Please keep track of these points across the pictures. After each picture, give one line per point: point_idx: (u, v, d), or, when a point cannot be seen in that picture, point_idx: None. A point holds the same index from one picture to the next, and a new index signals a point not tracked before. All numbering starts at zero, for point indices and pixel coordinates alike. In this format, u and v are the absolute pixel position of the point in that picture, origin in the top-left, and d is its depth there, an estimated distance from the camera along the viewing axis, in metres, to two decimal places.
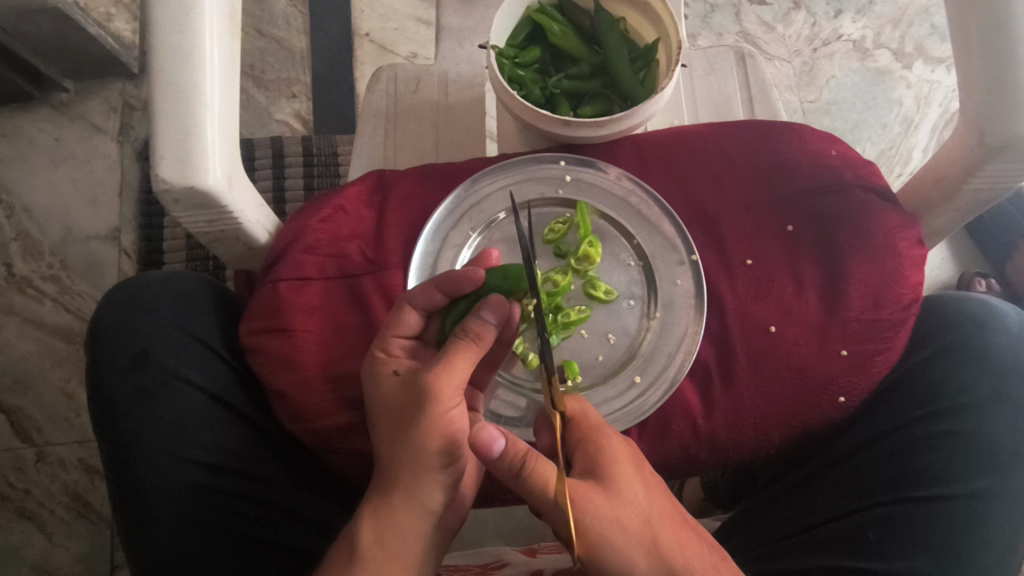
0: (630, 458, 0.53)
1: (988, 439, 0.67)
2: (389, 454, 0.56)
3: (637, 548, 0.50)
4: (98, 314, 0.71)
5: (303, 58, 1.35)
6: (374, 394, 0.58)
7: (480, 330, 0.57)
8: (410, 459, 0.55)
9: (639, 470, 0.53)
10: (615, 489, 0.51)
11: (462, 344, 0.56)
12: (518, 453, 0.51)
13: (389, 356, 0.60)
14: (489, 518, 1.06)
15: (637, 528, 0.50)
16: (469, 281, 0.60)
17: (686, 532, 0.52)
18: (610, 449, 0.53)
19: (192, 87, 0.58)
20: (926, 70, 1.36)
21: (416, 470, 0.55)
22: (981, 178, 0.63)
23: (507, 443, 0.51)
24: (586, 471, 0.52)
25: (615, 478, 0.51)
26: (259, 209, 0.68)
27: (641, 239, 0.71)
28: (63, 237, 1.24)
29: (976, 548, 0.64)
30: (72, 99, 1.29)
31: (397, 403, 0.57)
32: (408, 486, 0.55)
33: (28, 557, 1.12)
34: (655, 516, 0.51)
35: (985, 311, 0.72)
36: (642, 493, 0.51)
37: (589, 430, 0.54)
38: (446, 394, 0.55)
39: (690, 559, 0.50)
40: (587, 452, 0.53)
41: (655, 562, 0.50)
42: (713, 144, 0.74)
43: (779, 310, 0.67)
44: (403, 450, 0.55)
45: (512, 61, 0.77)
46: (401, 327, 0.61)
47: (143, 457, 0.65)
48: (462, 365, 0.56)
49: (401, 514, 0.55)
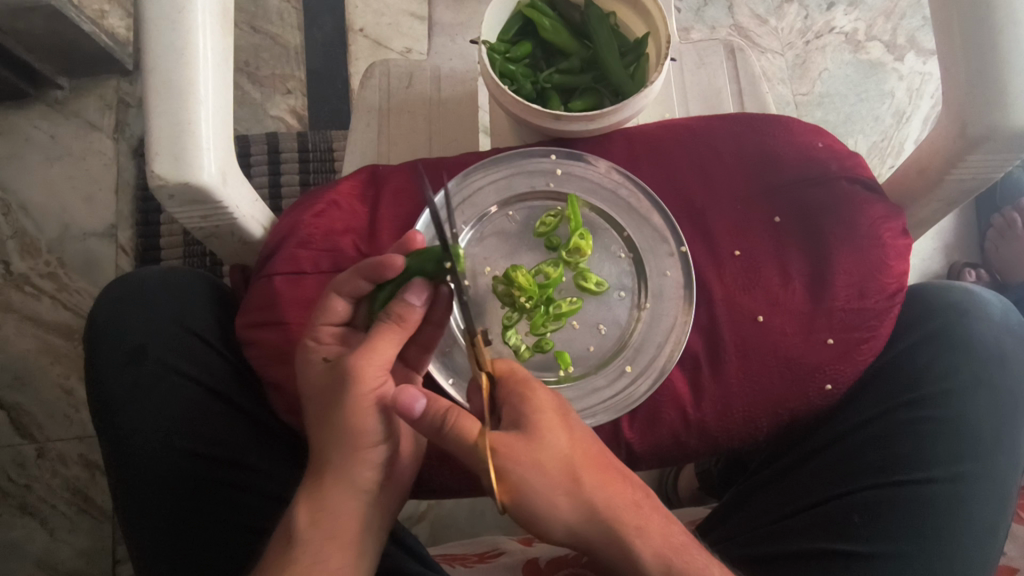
0: (556, 410, 0.55)
1: (970, 423, 0.68)
2: (318, 438, 0.58)
3: (558, 490, 0.52)
4: (95, 310, 0.72)
5: (297, 54, 1.36)
6: (303, 379, 0.60)
7: (403, 312, 0.58)
8: (337, 442, 0.57)
9: (564, 419, 0.55)
10: (538, 436, 0.53)
11: (386, 327, 0.58)
12: (439, 410, 0.54)
13: (319, 343, 0.61)
14: (486, 509, 1.08)
15: (558, 470, 0.52)
16: (389, 268, 0.59)
17: (610, 474, 0.54)
18: (536, 399, 0.54)
19: (186, 85, 0.59)
20: (917, 62, 1.37)
21: (343, 452, 0.57)
22: (964, 168, 0.64)
23: (428, 403, 0.54)
24: (512, 424, 0.54)
25: (538, 426, 0.53)
26: (253, 205, 0.69)
27: (631, 232, 0.72)
28: (60, 234, 1.24)
29: (958, 530, 0.65)
30: (68, 96, 1.29)
31: (323, 388, 0.58)
32: (338, 467, 0.57)
33: (30, 552, 1.13)
34: (577, 459, 0.53)
35: (968, 299, 0.73)
36: (565, 440, 0.53)
37: (514, 386, 0.55)
38: (367, 376, 0.57)
39: (611, 498, 0.53)
40: (513, 406, 0.54)
41: (576, 501, 0.52)
42: (701, 137, 0.74)
43: (765, 300, 0.68)
44: (330, 434, 0.57)
45: (503, 56, 0.77)
46: (332, 315, 0.62)
47: (142, 449, 0.67)
48: (384, 347, 0.57)
49: (333, 497, 0.56)
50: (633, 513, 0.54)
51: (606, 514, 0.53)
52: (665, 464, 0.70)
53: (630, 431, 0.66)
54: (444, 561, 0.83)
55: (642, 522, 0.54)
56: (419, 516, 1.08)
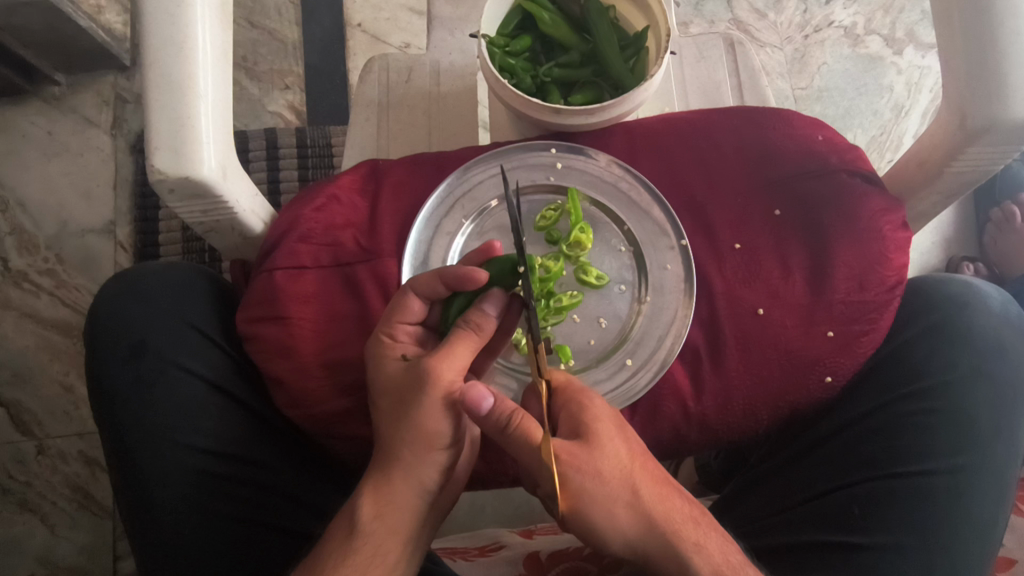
0: (613, 420, 0.56)
1: (970, 415, 0.69)
2: (389, 434, 0.58)
3: (618, 501, 0.53)
4: (94, 306, 0.71)
5: (295, 49, 1.35)
6: (376, 375, 0.60)
7: (480, 321, 0.59)
8: (412, 439, 0.57)
9: (624, 431, 0.56)
10: (598, 446, 0.54)
11: (464, 333, 0.58)
12: (506, 410, 0.55)
13: (395, 341, 0.61)
14: (487, 504, 1.08)
15: (617, 481, 0.53)
16: (470, 281, 0.61)
17: (667, 489, 0.55)
18: (596, 411, 0.56)
19: (185, 79, 0.59)
20: (917, 56, 1.37)
21: (416, 449, 0.57)
22: (964, 160, 0.64)
23: (495, 401, 0.55)
24: (572, 434, 0.56)
25: (598, 437, 0.54)
26: (253, 199, 0.68)
27: (631, 225, 0.72)
28: (59, 231, 1.24)
29: (958, 521, 0.65)
30: (65, 92, 1.29)
31: (400, 385, 0.58)
32: (408, 463, 0.57)
33: (31, 548, 1.13)
34: (636, 471, 0.54)
35: (967, 292, 0.74)
36: (625, 450, 0.55)
37: (575, 395, 0.57)
38: (447, 380, 0.57)
39: (668, 511, 0.54)
40: (572, 415, 0.57)
41: (634, 513, 0.54)
42: (701, 130, 0.74)
43: (766, 293, 0.68)
44: (405, 431, 0.57)
45: (503, 50, 0.77)
46: (406, 316, 0.62)
47: (144, 444, 0.67)
48: (464, 353, 0.58)
49: (399, 492, 0.57)
50: (690, 526, 0.54)
51: (664, 528, 0.53)
52: (666, 457, 0.70)
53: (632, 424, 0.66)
54: (445, 555, 0.84)
55: (699, 538, 0.54)
56: None
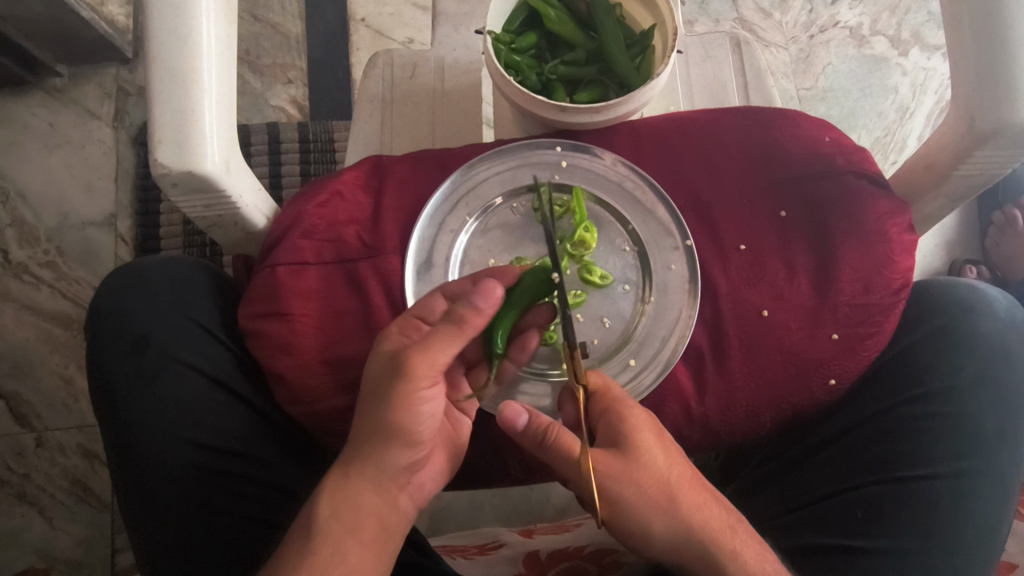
0: (650, 426, 0.56)
1: (974, 420, 0.68)
2: (366, 419, 0.56)
3: (656, 509, 0.54)
4: (97, 299, 0.71)
5: (299, 43, 1.35)
6: (361, 366, 0.59)
7: (467, 313, 0.57)
8: (388, 425, 0.55)
9: (661, 437, 0.56)
10: (636, 455, 0.55)
11: (449, 324, 0.57)
12: (541, 426, 0.56)
13: (400, 335, 0.59)
14: (485, 501, 1.08)
15: (655, 489, 0.54)
16: (507, 274, 0.63)
17: (704, 496, 0.56)
18: (633, 419, 0.56)
19: (188, 72, 0.59)
20: (922, 58, 1.36)
21: (378, 443, 0.55)
22: (972, 164, 0.64)
23: (530, 418, 0.57)
24: (608, 442, 0.56)
25: (636, 446, 0.55)
26: (256, 194, 0.68)
27: (635, 225, 0.72)
28: (59, 223, 1.24)
29: (961, 526, 0.65)
30: (66, 83, 1.28)
31: (375, 377, 0.57)
32: (379, 450, 0.55)
33: (29, 540, 1.13)
34: (674, 480, 0.55)
35: (972, 296, 0.73)
36: (663, 459, 0.55)
37: (611, 402, 0.58)
38: (419, 372, 0.56)
39: (706, 518, 0.55)
40: (609, 423, 0.57)
41: (672, 520, 0.54)
42: (707, 130, 0.74)
43: (770, 295, 0.68)
44: (369, 424, 0.55)
45: (509, 47, 0.77)
46: (422, 310, 0.61)
47: (145, 438, 0.66)
48: (440, 349, 0.56)
49: (359, 490, 0.55)
50: (729, 534, 0.54)
51: (701, 535, 0.54)
52: None
53: None
54: (444, 553, 0.83)
55: (737, 545, 0.54)
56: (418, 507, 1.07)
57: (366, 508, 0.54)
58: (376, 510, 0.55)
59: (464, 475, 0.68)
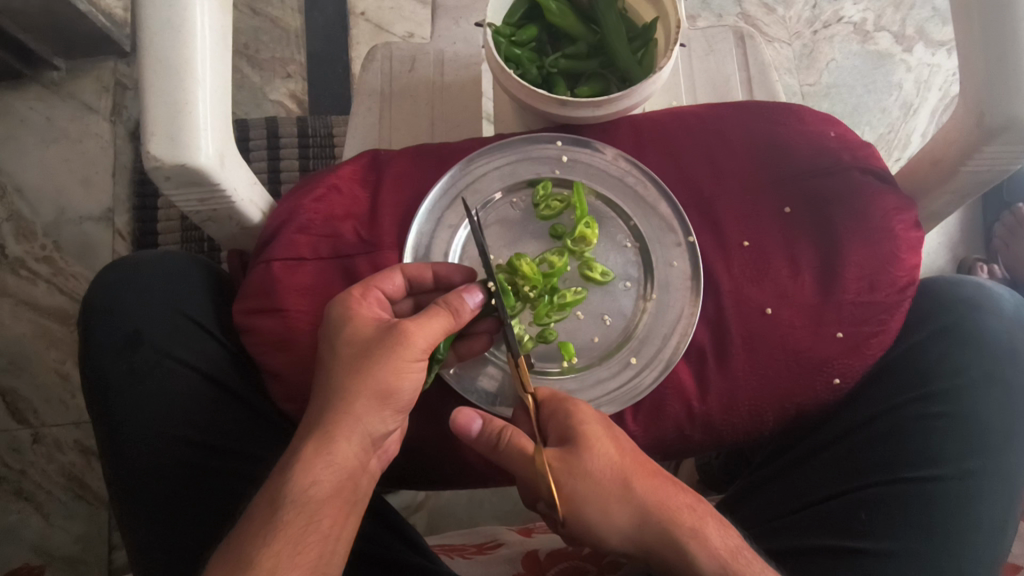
0: (601, 421, 0.56)
1: (980, 420, 0.67)
2: (342, 382, 0.53)
3: (610, 496, 0.53)
4: (89, 294, 0.70)
5: (297, 37, 1.33)
6: (344, 327, 0.56)
7: (460, 306, 0.57)
8: (367, 392, 0.53)
9: (610, 429, 0.56)
10: (586, 446, 0.54)
11: (442, 311, 0.56)
12: (495, 429, 0.56)
13: (364, 300, 0.58)
14: (485, 500, 1.07)
15: (608, 475, 0.53)
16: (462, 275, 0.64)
17: (659, 481, 0.54)
18: (581, 411, 0.56)
19: (183, 64, 0.58)
20: (926, 54, 1.35)
21: (367, 407, 0.53)
22: (980, 159, 0.63)
23: (484, 423, 0.56)
24: (561, 440, 0.55)
25: (586, 437, 0.54)
26: (252, 188, 0.67)
27: (637, 221, 0.70)
28: (56, 218, 1.23)
29: (966, 528, 0.64)
30: (64, 77, 1.27)
31: (369, 343, 0.54)
32: (355, 416, 0.53)
33: (27, 537, 1.12)
34: (627, 466, 0.54)
35: (980, 294, 0.72)
36: (613, 450, 0.54)
37: (560, 403, 0.58)
38: (418, 347, 0.54)
39: (664, 500, 0.53)
40: (559, 421, 0.57)
41: (629, 504, 0.53)
42: (711, 125, 0.73)
43: (774, 292, 0.67)
44: (362, 386, 0.53)
45: (509, 40, 0.75)
46: (386, 285, 0.61)
47: (137, 434, 0.66)
48: (440, 328, 0.56)
49: (342, 451, 0.52)
50: (686, 511, 0.53)
51: (658, 515, 0.53)
52: (669, 458, 0.68)
53: (635, 424, 0.65)
54: (443, 552, 0.83)
55: (697, 522, 0.53)
56: (417, 505, 1.06)
57: (344, 471, 0.52)
58: (352, 472, 0.52)
59: (462, 474, 0.67)
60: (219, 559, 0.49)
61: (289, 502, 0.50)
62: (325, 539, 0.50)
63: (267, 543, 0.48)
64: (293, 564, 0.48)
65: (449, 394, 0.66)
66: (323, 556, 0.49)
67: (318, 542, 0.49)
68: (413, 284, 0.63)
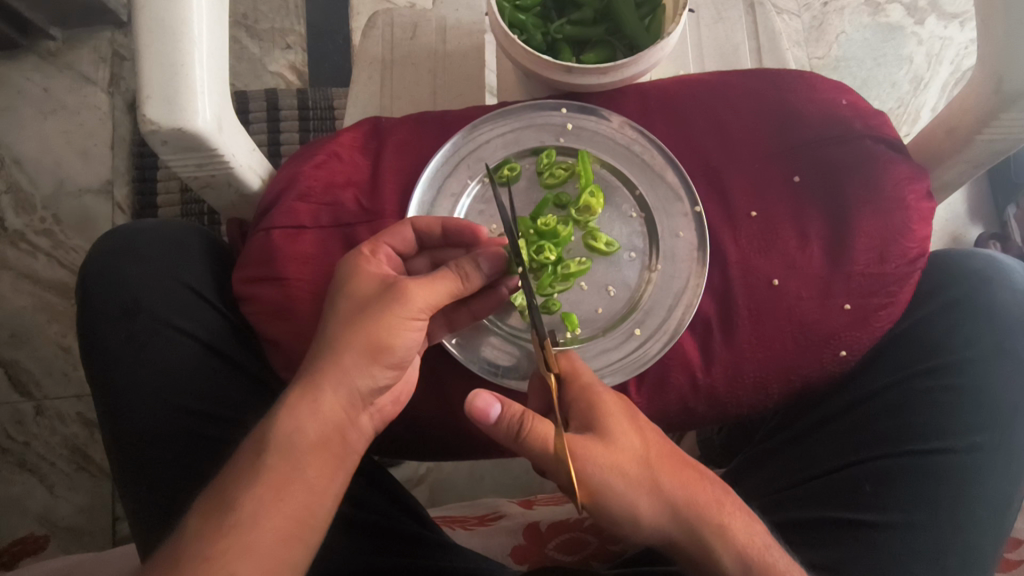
0: (621, 408, 0.54)
1: (990, 391, 0.67)
2: (334, 336, 0.53)
3: (640, 491, 0.52)
4: (86, 264, 0.70)
5: (297, 6, 1.30)
6: (349, 280, 0.55)
7: (469, 271, 0.58)
8: (359, 346, 0.52)
9: (635, 420, 0.54)
10: (613, 439, 0.52)
11: (449, 273, 0.57)
12: (515, 415, 0.52)
13: (373, 257, 0.57)
14: (486, 474, 1.07)
15: (636, 472, 0.52)
16: (473, 235, 0.62)
17: (687, 473, 0.54)
18: (606, 404, 0.53)
19: (178, 24, 0.56)
20: (938, 27, 1.32)
21: (357, 358, 0.52)
22: (997, 127, 0.61)
23: (503, 408, 0.52)
24: (584, 427, 0.53)
25: (611, 429, 0.52)
26: (250, 154, 0.66)
27: (643, 190, 0.69)
28: (55, 190, 1.21)
29: (974, 501, 0.64)
30: (60, 47, 1.25)
31: (369, 297, 0.54)
32: (345, 368, 0.52)
33: (31, 508, 1.13)
34: (653, 459, 0.53)
35: (991, 267, 0.71)
36: (639, 442, 0.53)
37: (583, 390, 0.55)
38: (417, 306, 0.54)
39: (692, 495, 0.53)
40: (581, 410, 0.54)
41: (658, 500, 0.52)
42: (719, 93, 0.71)
43: (782, 264, 0.66)
44: (353, 339, 0.52)
45: (512, 5, 0.73)
46: (394, 240, 0.60)
47: (136, 403, 0.65)
48: (445, 292, 0.56)
49: (328, 401, 0.51)
50: (715, 508, 0.53)
51: (687, 512, 0.52)
52: (672, 430, 0.68)
53: (639, 395, 0.64)
54: (444, 524, 0.83)
55: (724, 518, 0.53)
56: (419, 479, 1.07)
57: (328, 422, 0.51)
58: (339, 426, 0.51)
59: (461, 444, 0.67)
60: (201, 501, 0.48)
61: (272, 447, 0.49)
62: (309, 490, 0.49)
63: (252, 488, 0.47)
64: (274, 511, 0.47)
65: (450, 366, 0.65)
66: (308, 505, 0.48)
67: (300, 492, 0.48)
68: (423, 239, 0.62)
